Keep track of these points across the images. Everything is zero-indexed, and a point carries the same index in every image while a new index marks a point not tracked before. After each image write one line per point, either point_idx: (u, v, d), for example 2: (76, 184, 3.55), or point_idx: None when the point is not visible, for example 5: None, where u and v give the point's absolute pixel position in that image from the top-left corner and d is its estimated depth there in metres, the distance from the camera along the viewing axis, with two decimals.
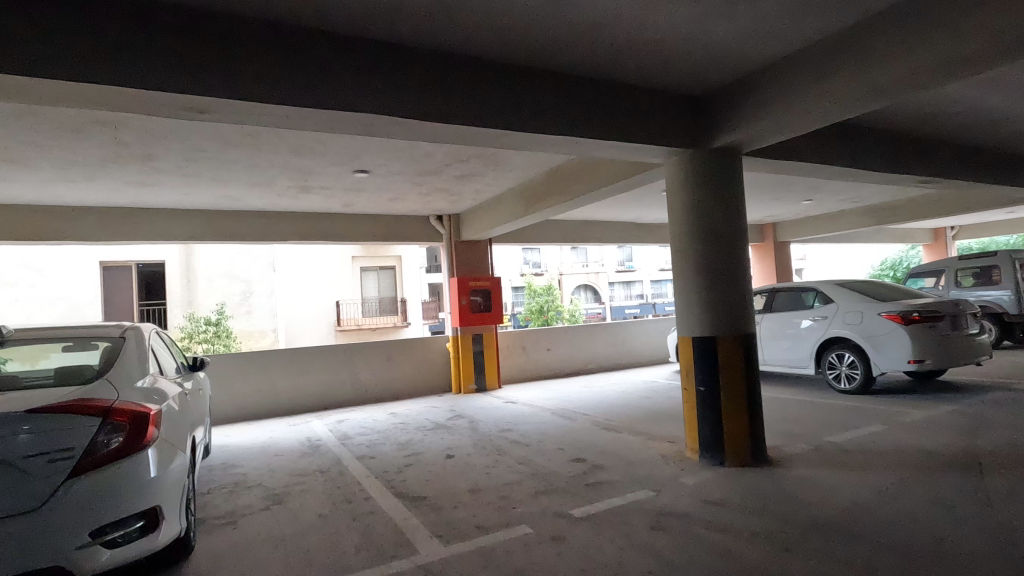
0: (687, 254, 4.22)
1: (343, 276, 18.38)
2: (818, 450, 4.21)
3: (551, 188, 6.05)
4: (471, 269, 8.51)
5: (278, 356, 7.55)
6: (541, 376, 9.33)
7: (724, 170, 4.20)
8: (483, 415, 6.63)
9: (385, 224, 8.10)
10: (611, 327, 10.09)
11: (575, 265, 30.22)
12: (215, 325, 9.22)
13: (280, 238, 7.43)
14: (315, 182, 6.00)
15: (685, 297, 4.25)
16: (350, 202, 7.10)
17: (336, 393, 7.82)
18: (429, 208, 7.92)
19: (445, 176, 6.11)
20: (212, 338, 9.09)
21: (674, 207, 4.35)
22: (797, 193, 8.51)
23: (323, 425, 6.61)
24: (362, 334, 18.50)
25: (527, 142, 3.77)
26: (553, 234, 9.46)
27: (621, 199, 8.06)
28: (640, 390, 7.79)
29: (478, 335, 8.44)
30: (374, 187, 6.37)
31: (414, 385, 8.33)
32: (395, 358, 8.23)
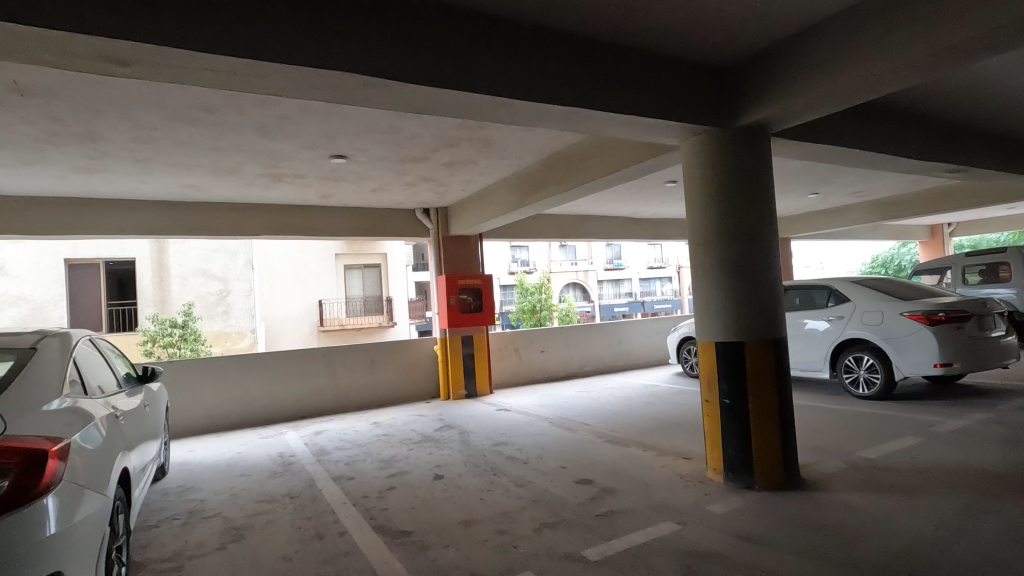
0: (710, 252, 3.71)
1: (327, 274, 17.71)
2: (856, 469, 3.73)
3: (549, 176, 5.51)
4: (461, 267, 7.96)
5: (251, 361, 6.94)
6: (535, 379, 8.81)
7: (752, 153, 3.68)
8: (475, 425, 6.08)
9: (367, 218, 7.51)
10: (608, 327, 9.60)
11: (564, 263, 29.77)
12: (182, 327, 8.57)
13: (251, 233, 6.81)
14: (289, 170, 5.41)
15: (706, 299, 3.73)
16: (329, 193, 6.51)
17: (315, 401, 7.22)
18: (415, 201, 7.35)
19: (432, 164, 5.54)
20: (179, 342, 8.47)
21: (694, 198, 3.83)
22: (806, 185, 8.06)
23: (299, 437, 6.02)
24: (346, 335, 17.89)
25: (529, 116, 3.23)
26: (547, 229, 8.93)
27: (621, 192, 7.56)
28: (642, 395, 7.30)
29: (469, 337, 7.89)
30: (354, 176, 5.79)
31: (400, 391, 7.77)
32: (379, 362, 7.65)
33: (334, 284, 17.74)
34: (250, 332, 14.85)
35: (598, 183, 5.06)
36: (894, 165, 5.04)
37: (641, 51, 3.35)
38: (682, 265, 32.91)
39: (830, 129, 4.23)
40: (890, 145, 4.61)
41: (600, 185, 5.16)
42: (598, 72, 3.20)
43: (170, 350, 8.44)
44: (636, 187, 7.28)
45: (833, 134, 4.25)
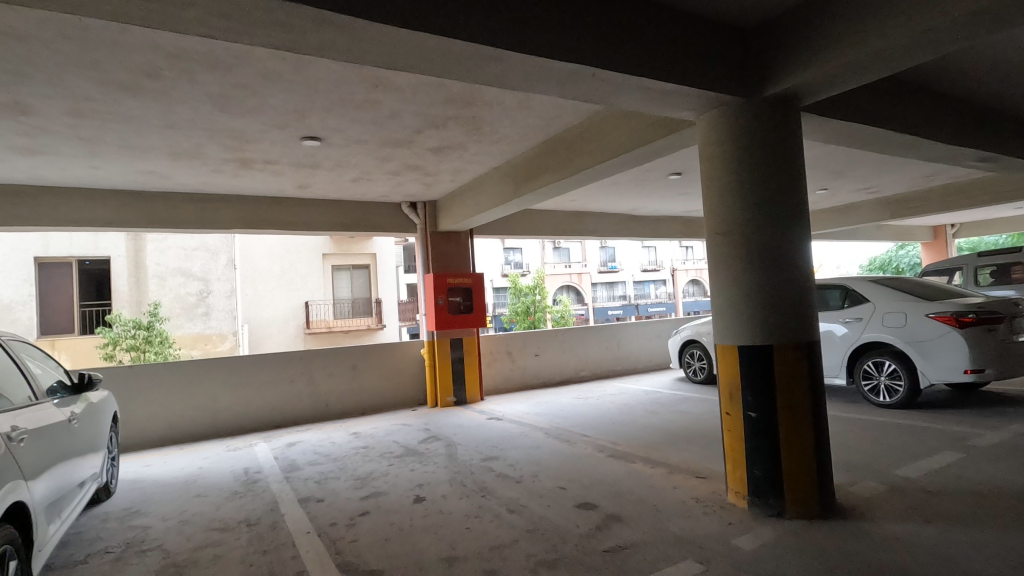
0: (732, 245, 3.21)
1: (313, 274, 17.15)
2: (899, 492, 3.25)
3: (546, 163, 5.02)
4: (450, 265, 7.43)
5: (221, 366, 6.38)
6: (529, 386, 8.30)
7: (781, 130, 3.19)
8: (463, 436, 5.56)
9: (348, 211, 6.98)
10: (606, 329, 9.12)
11: (558, 265, 29.35)
12: (146, 329, 8.20)
13: (222, 226, 6.27)
14: (258, 154, 4.88)
15: (725, 297, 3.24)
16: (306, 182, 5.98)
17: (291, 409, 6.68)
18: (401, 193, 6.83)
19: (416, 149, 5.03)
20: (142, 344, 8.10)
21: (712, 183, 3.33)
22: (815, 179, 7.61)
23: (270, 450, 5.47)
24: (333, 338, 17.33)
25: (525, 78, 2.72)
26: (542, 226, 8.44)
27: (620, 185, 7.08)
28: (644, 402, 6.81)
29: (458, 340, 7.37)
30: (332, 162, 5.27)
31: (384, 398, 7.23)
32: (361, 366, 7.11)
33: (321, 284, 17.18)
34: (232, 334, 14.25)
35: (602, 169, 4.56)
36: (924, 152, 4.59)
37: (656, 4, 2.85)
38: (676, 267, 32.57)
39: (864, 106, 3.76)
40: (925, 128, 4.14)
41: (602, 172, 4.67)
42: (606, 26, 2.70)
43: (135, 352, 8.04)
44: (637, 179, 6.81)
45: (868, 112, 3.77)
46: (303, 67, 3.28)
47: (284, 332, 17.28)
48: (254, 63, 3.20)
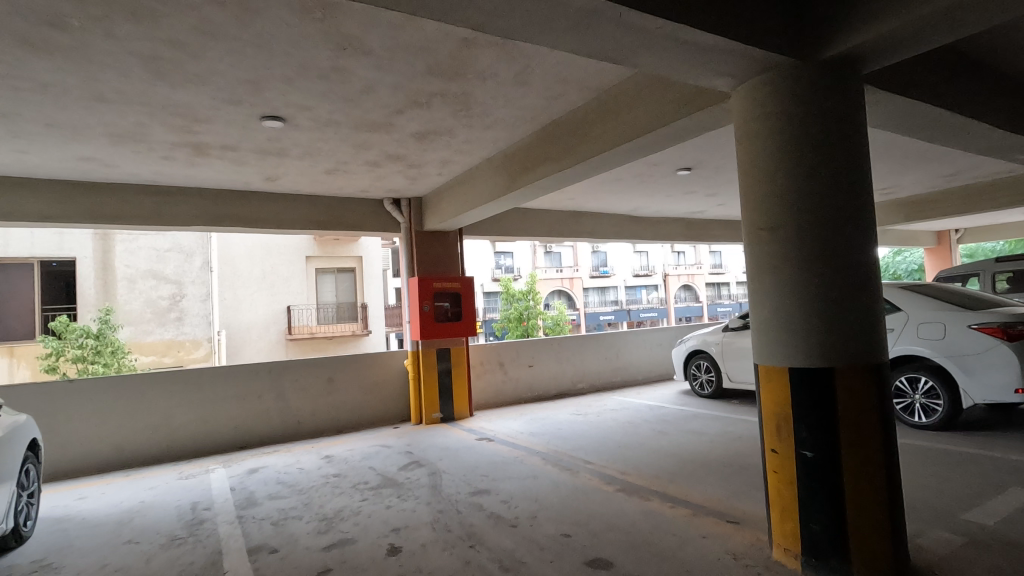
0: (781, 245, 2.59)
1: (295, 277, 16.43)
2: (981, 548, 2.65)
3: (545, 151, 4.40)
4: (437, 267, 6.77)
5: (178, 380, 5.68)
6: (523, 400, 7.67)
7: (843, 100, 2.57)
8: (451, 461, 4.90)
9: (324, 208, 6.32)
10: (605, 338, 8.51)
11: (549, 270, 28.80)
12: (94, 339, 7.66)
13: (180, 222, 5.58)
14: (212, 138, 4.21)
15: (771, 307, 2.63)
16: (274, 174, 5.31)
17: (257, 428, 5.98)
18: (382, 188, 6.18)
19: (397, 134, 4.39)
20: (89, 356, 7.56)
21: (754, 168, 2.71)
22: None
23: (228, 478, 4.78)
24: (317, 344, 16.61)
25: (530, 19, 2.09)
26: (536, 226, 7.83)
27: (622, 181, 6.50)
28: (649, 419, 6.21)
29: (445, 350, 6.72)
30: (300, 149, 4.61)
31: (363, 414, 6.56)
32: (338, 379, 6.44)
33: (303, 288, 16.46)
34: (208, 340, 13.43)
35: (611, 158, 3.95)
36: (975, 143, 4.03)
37: None
38: (669, 272, 32.19)
39: (929, 81, 3.16)
40: (987, 112, 3.57)
41: (611, 161, 4.06)
42: None
43: (80, 364, 7.46)
44: (642, 174, 6.22)
45: (934, 89, 3.17)
46: (252, 18, 2.64)
47: (263, 337, 16.50)
48: (187, 11, 2.55)
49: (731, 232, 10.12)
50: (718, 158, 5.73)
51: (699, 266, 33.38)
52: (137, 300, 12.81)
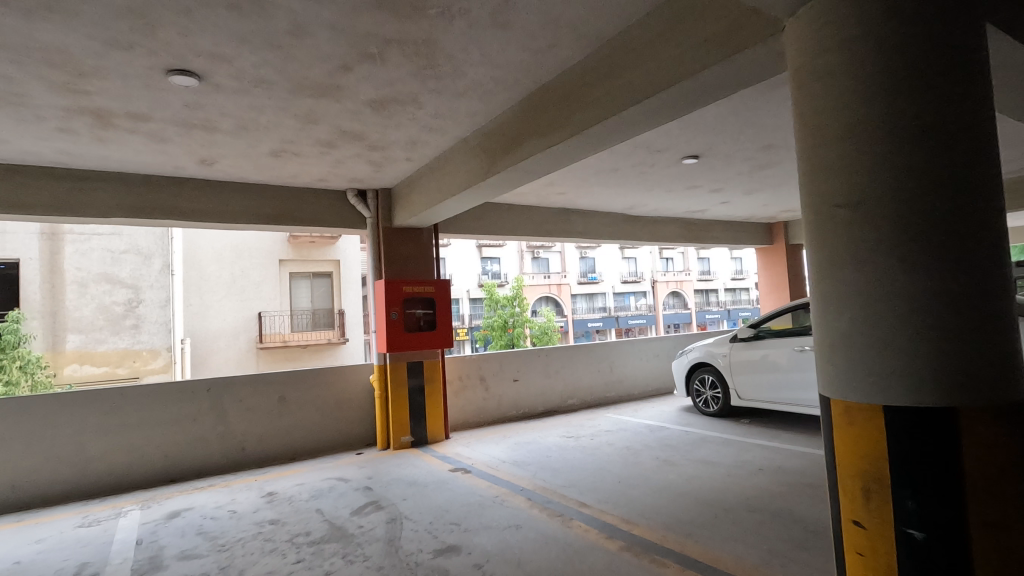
0: (866, 228, 1.80)
1: (267, 282, 15.51)
2: None
3: (532, 124, 3.60)
4: (408, 269, 5.93)
5: (93, 402, 4.76)
6: (506, 418, 6.84)
7: (956, 19, 1.77)
8: (417, 501, 4.05)
9: (276, 200, 5.46)
10: (597, 349, 7.73)
11: (536, 275, 28.04)
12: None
13: (97, 213, 4.69)
14: (114, 103, 3.36)
15: (850, 316, 1.83)
16: (208, 156, 4.46)
17: (192, 457, 5.08)
18: (344, 177, 5.35)
19: (348, 102, 3.56)
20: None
21: (822, 120, 1.92)
22: None
23: (139, 525, 3.87)
24: (290, 353, 15.64)
25: None
26: (523, 224, 7.04)
27: (618, 171, 5.74)
28: (651, 443, 5.42)
29: (417, 364, 5.88)
30: (233, 122, 3.77)
31: (320, 439, 5.67)
32: (290, 398, 5.56)
33: (275, 294, 15.50)
34: (167, 350, 12.31)
35: (617, 128, 3.16)
36: None
37: None
38: (657, 279, 31.67)
39: None
40: None
41: (615, 134, 3.27)
42: None
43: None
44: (641, 163, 5.46)
45: None
46: None
47: (233, 346, 15.54)
48: None
49: (732, 234, 9.42)
50: (730, 144, 5.00)
51: (688, 273, 32.92)
52: (88, 307, 11.75)
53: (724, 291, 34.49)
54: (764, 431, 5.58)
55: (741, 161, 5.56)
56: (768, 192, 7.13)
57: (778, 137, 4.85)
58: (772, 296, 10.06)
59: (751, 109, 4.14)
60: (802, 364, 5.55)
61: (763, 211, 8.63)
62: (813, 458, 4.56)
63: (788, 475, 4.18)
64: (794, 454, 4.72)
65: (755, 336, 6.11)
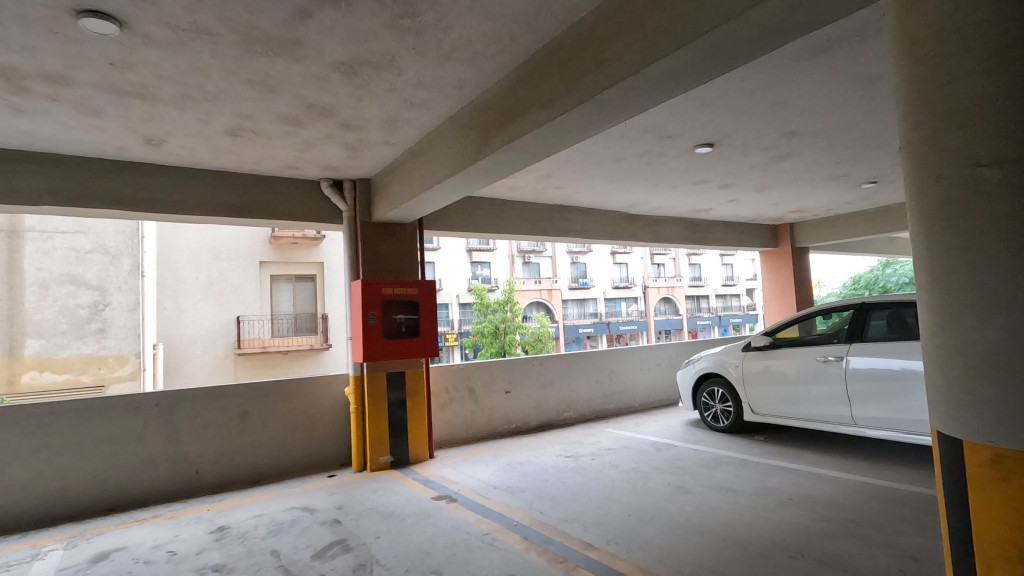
0: (1016, 200, 1.32)
1: (247, 285, 14.81)
2: None
3: (531, 93, 3.04)
4: (389, 269, 5.32)
5: (16, 419, 4.09)
6: (497, 434, 6.24)
7: None
8: (393, 538, 3.44)
9: (239, 190, 4.84)
10: (595, 357, 7.16)
11: (527, 281, 27.46)
12: None
13: (24, 200, 4.05)
14: (21, 59, 2.75)
15: (999, 323, 1.33)
16: (154, 134, 3.84)
17: (136, 483, 4.42)
18: (315, 164, 4.74)
19: (312, 65, 2.98)
20: None
21: (941, 60, 1.44)
22: (871, 169, 5.87)
23: (55, 571, 3.22)
24: (270, 359, 14.92)
25: None
26: (516, 221, 6.48)
27: (622, 162, 5.20)
28: (660, 464, 4.85)
29: (397, 375, 5.27)
30: (175, 89, 3.17)
31: (287, 460, 5.03)
32: (254, 413, 4.92)
33: (255, 297, 14.74)
34: (135, 357, 11.51)
35: (636, 87, 2.59)
36: None
37: None
38: (648, 284, 31.28)
39: None
40: None
41: (632, 97, 2.72)
42: None
43: None
44: (649, 153, 4.92)
45: None
46: None
47: (209, 352, 14.81)
48: None
49: (736, 236, 8.93)
50: (750, 130, 4.47)
51: (680, 278, 32.60)
52: (50, 309, 11.01)
53: (715, 297, 34.28)
54: (783, 451, 5.03)
55: (757, 152, 5.03)
56: (779, 190, 6.62)
57: (804, 123, 4.33)
58: (776, 301, 9.58)
59: (780, 86, 3.62)
60: (825, 376, 5.01)
61: (770, 211, 8.14)
62: (845, 484, 4.01)
63: (823, 506, 3.62)
64: (823, 479, 4.17)
65: (771, 345, 5.59)
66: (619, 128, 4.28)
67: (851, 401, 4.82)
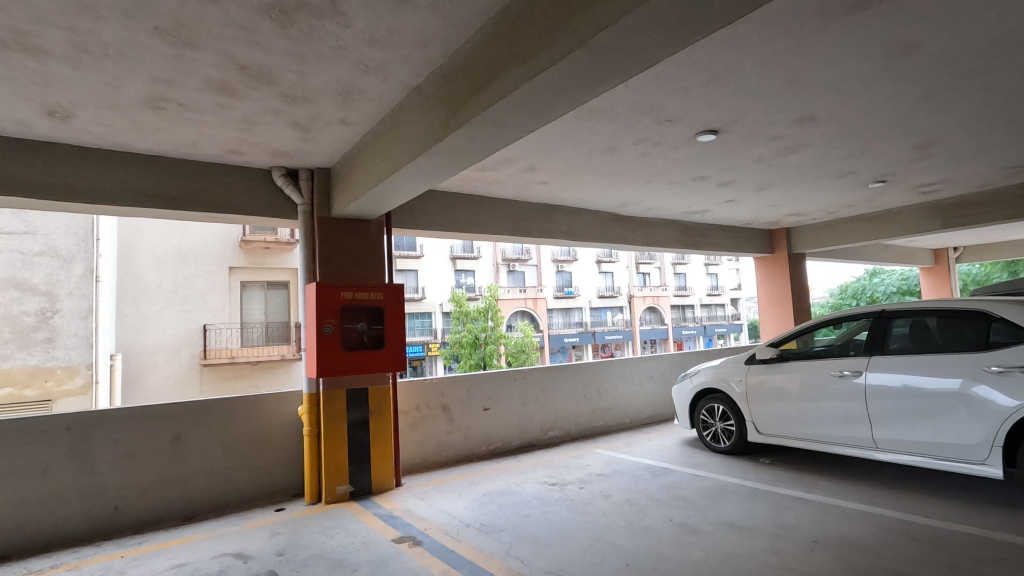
0: None
1: (214, 292, 14.03)
2: None
3: (510, 47, 2.46)
4: (351, 270, 4.68)
5: None
6: (474, 456, 5.60)
7: None
8: None
9: (174, 178, 4.18)
10: (583, 370, 6.58)
11: (511, 289, 26.87)
12: None
13: None
14: None
15: None
16: (57, 104, 3.19)
17: (38, 524, 3.70)
18: (263, 148, 4.10)
19: (233, 7, 2.36)
20: None
21: None
22: (883, 165, 5.40)
23: None
24: (238, 370, 14.10)
25: None
26: (496, 221, 5.89)
27: (614, 153, 4.65)
28: (659, 493, 4.25)
29: (359, 391, 4.62)
30: (64, 39, 2.53)
31: (228, 492, 4.34)
32: (188, 438, 4.23)
33: (224, 304, 14.09)
34: (87, 368, 10.57)
35: (648, 23, 1.99)
36: None
37: None
38: (634, 293, 30.91)
39: None
40: None
41: (637, 46, 2.15)
42: None
43: None
44: (645, 141, 4.37)
45: None
46: None
47: (173, 363, 13.93)
48: None
49: (732, 241, 8.44)
50: (760, 114, 3.94)
51: (665, 288, 32.31)
52: None
53: (700, 307, 34.04)
54: (795, 477, 4.47)
55: (765, 142, 4.52)
56: (781, 189, 6.13)
57: (821, 105, 3.82)
58: (773, 310, 9.09)
59: (803, 55, 3.08)
60: (840, 393, 4.46)
61: (768, 214, 7.67)
62: (876, 521, 3.45)
63: (855, 551, 3.05)
64: (849, 514, 3.61)
65: (778, 358, 5.05)
66: (613, 108, 3.72)
67: (872, 422, 4.27)
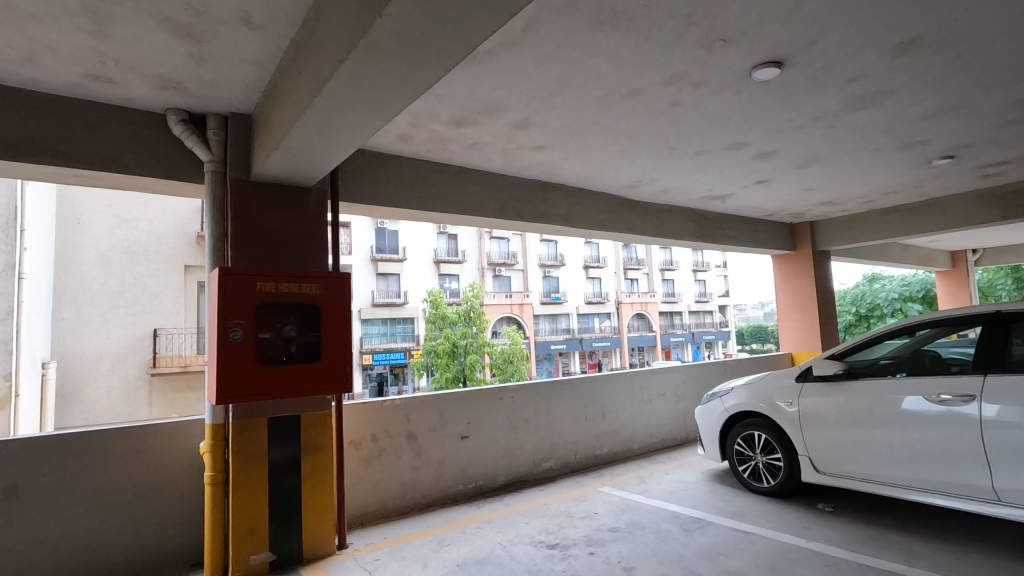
0: None
1: (167, 293, 12.87)
2: None
3: None
4: (277, 255, 3.44)
5: None
6: (447, 499, 4.36)
7: None
8: None
9: (17, 115, 2.92)
10: (584, 385, 5.40)
11: (496, 294, 25.68)
12: None
13: None
14: None
15: None
16: None
17: None
18: (141, 74, 2.85)
19: None
20: None
21: None
22: (966, 131, 4.28)
23: None
24: (191, 380, 12.69)
25: None
26: (479, 200, 4.68)
27: (636, 99, 3.47)
28: (702, 564, 3.06)
29: (287, 422, 3.36)
30: None
31: (93, 566, 3.05)
32: (30, 489, 2.94)
33: (177, 307, 12.96)
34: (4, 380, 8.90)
35: None
36: None
37: None
38: (622, 300, 29.90)
39: None
40: None
41: None
42: None
43: None
44: (682, 79, 3.21)
45: None
46: None
47: (118, 372, 12.50)
48: None
49: (751, 235, 7.34)
50: (851, 35, 2.79)
51: (653, 294, 31.39)
52: None
53: (689, 314, 33.18)
54: (879, 538, 3.31)
55: (838, 85, 3.38)
56: (826, 165, 5.02)
57: (941, 20, 2.67)
58: (794, 314, 7.97)
59: None
60: (939, 424, 3.31)
61: (797, 203, 6.58)
62: None
63: None
64: None
65: (847, 375, 3.85)
66: (649, 13, 2.54)
67: (990, 466, 3.11)
